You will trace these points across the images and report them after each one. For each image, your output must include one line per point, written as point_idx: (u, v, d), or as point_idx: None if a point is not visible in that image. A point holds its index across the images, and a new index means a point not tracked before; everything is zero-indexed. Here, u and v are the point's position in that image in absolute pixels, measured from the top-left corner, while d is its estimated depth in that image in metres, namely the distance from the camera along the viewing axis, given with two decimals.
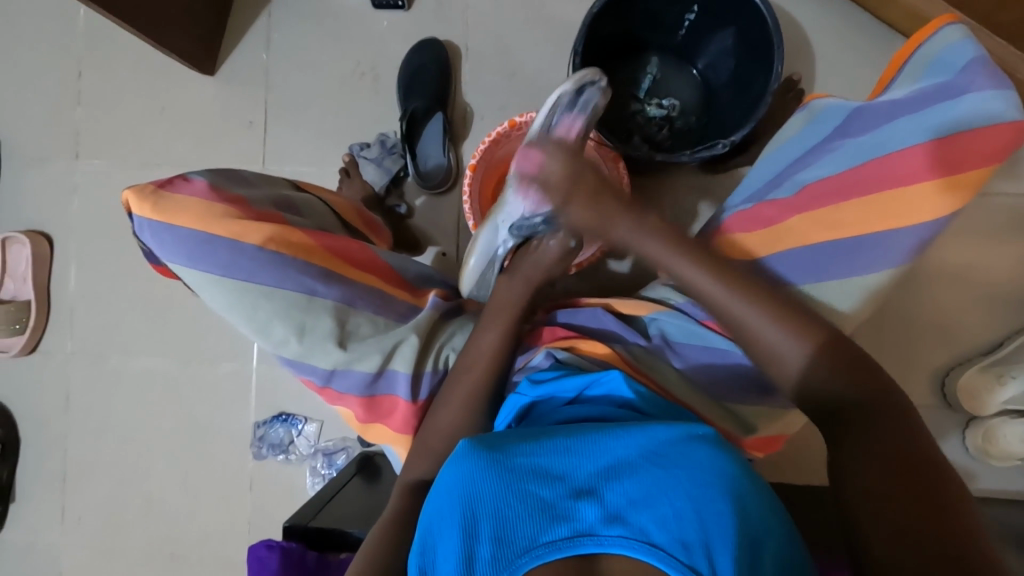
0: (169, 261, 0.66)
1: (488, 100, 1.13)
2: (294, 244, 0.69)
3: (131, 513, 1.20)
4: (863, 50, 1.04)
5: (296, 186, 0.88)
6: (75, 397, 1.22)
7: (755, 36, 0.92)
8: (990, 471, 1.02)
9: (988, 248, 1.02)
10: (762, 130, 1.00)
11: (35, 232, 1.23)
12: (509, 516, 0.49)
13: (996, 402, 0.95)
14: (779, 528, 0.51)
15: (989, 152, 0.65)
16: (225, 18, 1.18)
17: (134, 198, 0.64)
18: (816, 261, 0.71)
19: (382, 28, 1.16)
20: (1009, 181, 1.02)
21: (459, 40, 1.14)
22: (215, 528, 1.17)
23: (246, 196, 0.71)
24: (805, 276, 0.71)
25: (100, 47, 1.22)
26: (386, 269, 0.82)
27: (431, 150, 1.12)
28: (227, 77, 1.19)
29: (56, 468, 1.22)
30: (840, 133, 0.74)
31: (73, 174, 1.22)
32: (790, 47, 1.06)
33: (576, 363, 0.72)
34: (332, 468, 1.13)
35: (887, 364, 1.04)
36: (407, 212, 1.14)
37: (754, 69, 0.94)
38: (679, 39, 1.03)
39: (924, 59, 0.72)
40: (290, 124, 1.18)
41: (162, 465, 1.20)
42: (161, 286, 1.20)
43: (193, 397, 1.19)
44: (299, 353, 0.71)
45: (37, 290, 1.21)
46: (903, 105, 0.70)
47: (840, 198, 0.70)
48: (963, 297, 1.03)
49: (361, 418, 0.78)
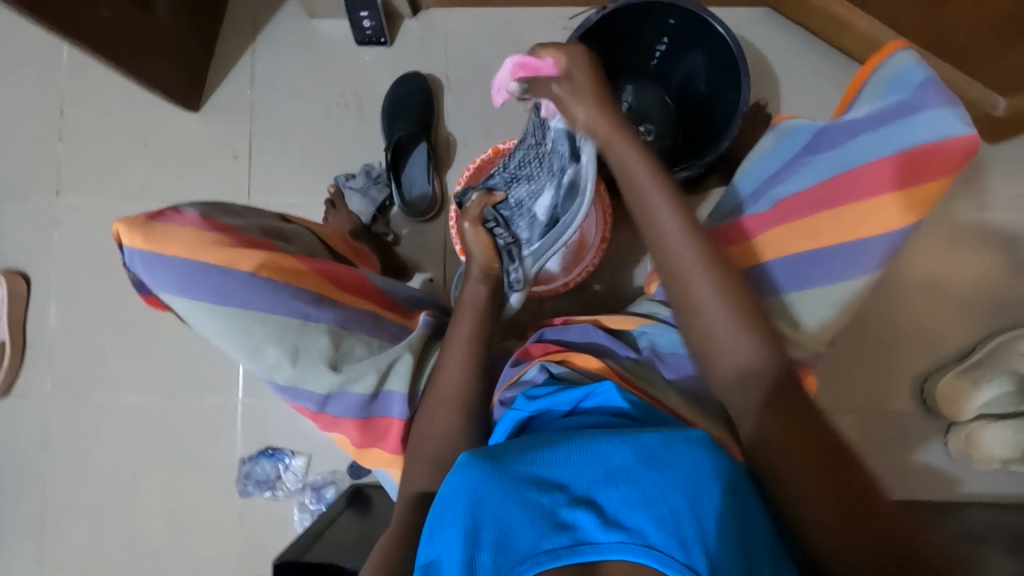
0: (160, 291, 0.66)
1: (471, 129, 1.17)
2: (286, 270, 0.70)
3: (110, 558, 1.15)
4: (823, 75, 1.11)
5: (283, 217, 0.88)
6: (52, 438, 1.17)
7: (725, 62, 0.98)
8: (973, 475, 1.04)
9: (951, 258, 1.07)
10: (734, 151, 1.05)
11: (13, 270, 1.20)
12: (510, 526, 0.49)
13: (974, 406, 0.99)
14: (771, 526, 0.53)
15: (947, 164, 0.67)
16: (210, 55, 1.20)
17: (124, 231, 0.63)
18: (797, 270, 0.75)
19: (365, 62, 1.19)
20: (967, 195, 1.08)
21: (441, 73, 1.18)
22: (200, 571, 1.13)
23: (236, 225, 0.72)
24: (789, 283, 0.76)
25: (83, 84, 1.23)
26: (375, 292, 0.84)
27: (416, 176, 1.14)
28: (212, 111, 1.21)
29: (29, 514, 1.17)
30: (810, 150, 0.78)
31: (53, 210, 1.21)
32: (755, 74, 1.12)
33: (570, 377, 0.73)
34: (321, 503, 1.11)
35: (868, 373, 1.08)
36: (394, 240, 1.15)
37: (725, 90, 0.99)
38: (652, 67, 1.08)
39: (882, 79, 0.74)
40: (276, 156, 1.19)
41: (143, 505, 1.15)
42: (144, 321, 1.18)
43: (177, 433, 1.16)
44: (291, 378, 0.70)
45: (13, 329, 1.17)
46: (865, 122, 0.73)
47: (811, 210, 0.75)
48: (932, 306, 1.07)
49: (357, 443, 0.77)
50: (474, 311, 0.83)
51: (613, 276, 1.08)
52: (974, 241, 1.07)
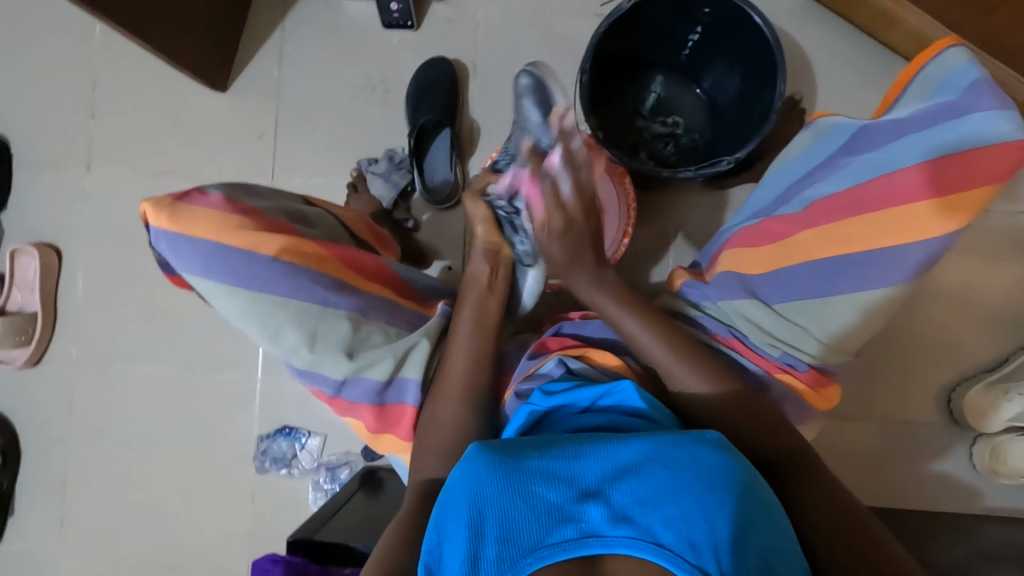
0: (185, 272, 0.66)
1: (495, 116, 1.15)
2: (308, 254, 0.70)
3: (132, 526, 1.19)
4: (862, 71, 1.06)
5: (306, 200, 0.89)
6: (78, 407, 1.21)
7: (760, 56, 0.95)
8: (998, 489, 1.01)
9: (989, 265, 1.03)
10: (765, 147, 1.02)
11: (45, 243, 1.23)
12: (516, 517, 0.49)
13: (1000, 420, 0.95)
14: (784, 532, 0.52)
15: (995, 171, 0.62)
16: (239, 35, 1.20)
17: (151, 210, 0.64)
18: (824, 278, 0.73)
19: (391, 45, 1.18)
20: (1010, 200, 1.03)
21: (467, 58, 1.17)
22: (216, 542, 1.16)
23: (261, 207, 0.72)
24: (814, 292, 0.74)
25: (115, 61, 1.24)
26: (395, 279, 0.84)
27: (438, 165, 1.13)
28: (238, 91, 1.21)
29: (57, 479, 1.21)
30: (847, 150, 0.75)
31: (85, 185, 1.23)
32: (791, 68, 1.08)
33: (587, 373, 0.72)
34: (334, 483, 1.13)
35: (892, 380, 1.05)
36: (414, 226, 1.14)
37: (758, 88, 0.96)
38: (684, 58, 1.05)
39: (930, 78, 0.71)
40: (299, 139, 1.19)
41: (164, 476, 1.19)
42: (169, 297, 1.21)
43: (198, 408, 1.18)
44: (310, 362, 0.71)
45: (44, 301, 1.21)
46: (908, 123, 0.70)
47: (845, 213, 0.72)
48: (966, 315, 1.04)
49: (372, 428, 0.78)
50: (480, 302, 0.82)
51: (633, 271, 1.06)
52: (1014, 249, 1.03)
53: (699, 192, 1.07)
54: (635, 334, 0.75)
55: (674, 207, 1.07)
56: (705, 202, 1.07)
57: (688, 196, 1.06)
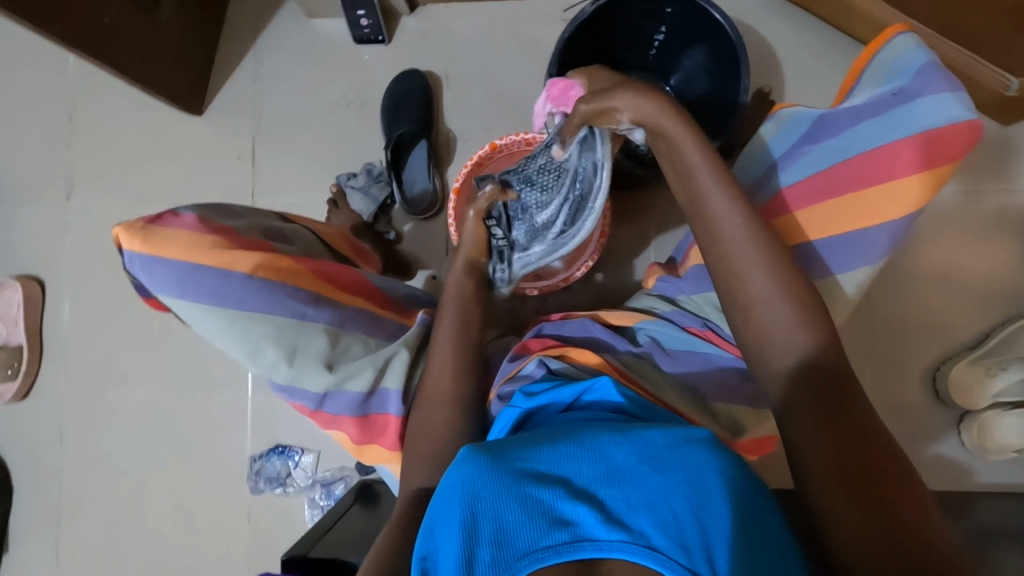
0: (160, 293, 0.67)
1: (471, 124, 1.17)
2: (283, 270, 0.71)
3: (128, 554, 1.18)
4: (826, 60, 1.08)
5: (283, 217, 0.89)
6: (69, 439, 1.21)
7: (724, 51, 0.97)
8: (988, 464, 1.02)
9: (963, 243, 1.05)
10: (737, 141, 1.03)
11: (27, 276, 1.23)
12: (509, 521, 0.48)
13: (987, 396, 0.97)
14: (782, 526, 0.54)
15: (951, 151, 0.66)
16: (212, 58, 1.21)
17: (124, 235, 0.65)
18: (846, 246, 0.72)
19: (364, 61, 1.20)
20: (979, 178, 1.05)
21: (440, 70, 1.18)
22: (213, 565, 1.15)
23: (235, 226, 0.72)
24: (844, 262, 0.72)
25: (91, 90, 1.25)
26: (373, 290, 0.85)
27: (417, 175, 1.14)
28: (215, 114, 1.22)
29: (50, 511, 1.20)
30: (808, 140, 0.76)
31: (65, 216, 1.24)
32: (758, 61, 1.10)
33: (568, 372, 0.73)
34: (330, 499, 1.13)
35: (878, 364, 1.06)
36: (396, 238, 1.15)
37: (726, 83, 0.98)
38: (652, 58, 1.06)
39: (881, 66, 0.73)
40: (277, 158, 1.20)
41: (158, 502, 1.18)
42: (155, 322, 1.21)
43: (190, 432, 1.18)
44: (291, 377, 0.71)
45: (29, 333, 1.21)
46: (864, 109, 0.71)
47: (814, 200, 0.73)
48: (945, 292, 1.05)
49: (356, 440, 0.78)
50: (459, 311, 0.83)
51: (616, 268, 1.07)
52: (986, 226, 1.05)
53: None
54: (721, 215, 0.66)
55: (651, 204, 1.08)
56: None
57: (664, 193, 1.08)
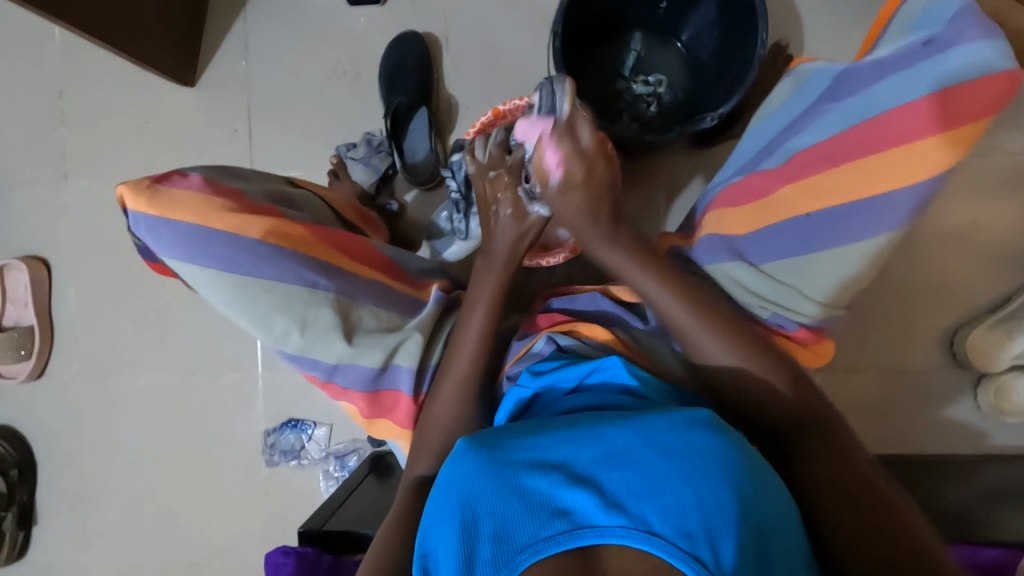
0: (167, 257, 0.65)
1: (472, 89, 1.12)
2: (294, 237, 0.69)
3: (152, 526, 1.21)
4: (847, 8, 1.02)
5: (290, 182, 0.87)
6: (86, 417, 1.23)
7: (736, 4, 0.91)
8: (1004, 427, 1.01)
9: (990, 200, 1.00)
10: (752, 99, 0.98)
11: (32, 257, 1.23)
12: (508, 514, 0.48)
13: (1004, 358, 0.94)
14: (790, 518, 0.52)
15: (981, 108, 0.60)
16: (201, 26, 1.16)
17: (129, 193, 0.62)
18: (808, 233, 0.72)
19: (359, 24, 1.14)
20: (1008, 132, 1.00)
21: (438, 31, 1.13)
22: (234, 534, 1.19)
23: (242, 189, 0.70)
24: (798, 248, 0.73)
25: (80, 63, 1.21)
26: (385, 261, 0.83)
27: (418, 143, 1.09)
28: (207, 85, 1.18)
29: (74, 486, 1.23)
30: (828, 98, 0.73)
31: (63, 194, 1.22)
32: (775, 12, 1.03)
33: (577, 349, 0.72)
34: (344, 471, 1.14)
35: (895, 327, 1.03)
36: (399, 209, 1.12)
37: (738, 39, 0.93)
38: (662, 13, 1.01)
39: (910, 12, 0.68)
40: (274, 129, 1.17)
41: (178, 476, 1.20)
42: (161, 301, 1.20)
43: (203, 408, 1.19)
44: (301, 347, 0.71)
45: (39, 314, 1.21)
46: (890, 62, 0.67)
47: (826, 164, 0.70)
48: (969, 253, 1.01)
49: (365, 414, 0.78)
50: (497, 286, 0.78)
51: (630, 235, 1.04)
52: (1013, 182, 1.00)
53: (688, 152, 1.04)
54: (654, 293, 0.70)
55: (662, 169, 1.04)
56: (694, 160, 1.04)
57: (676, 157, 1.04)
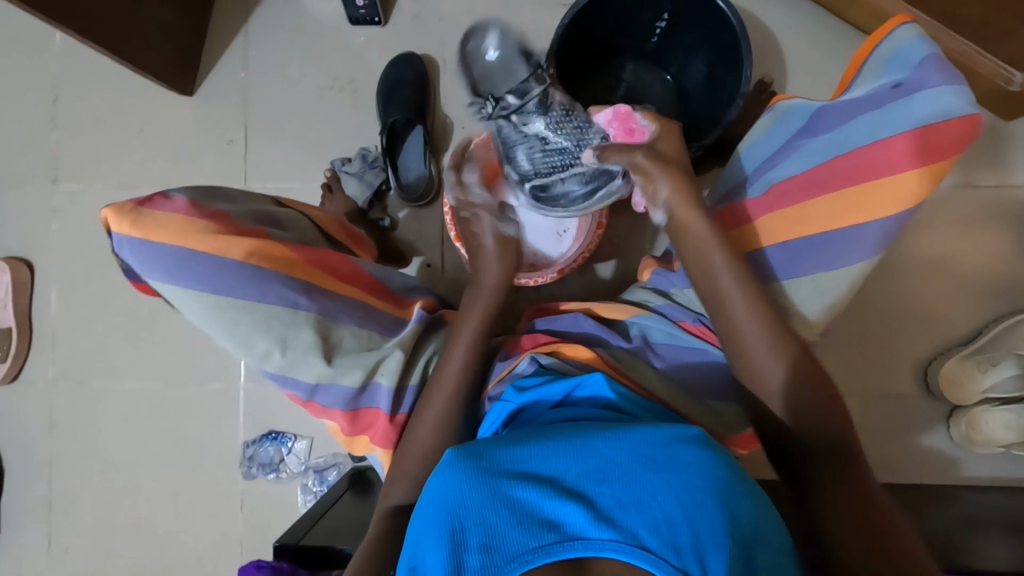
0: (150, 278, 0.66)
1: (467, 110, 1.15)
2: (277, 258, 0.69)
3: (122, 536, 1.18)
4: (829, 50, 1.07)
5: (277, 202, 0.88)
6: (61, 424, 1.20)
7: (724, 39, 0.95)
8: (977, 459, 1.03)
9: (961, 238, 1.04)
10: (737, 132, 1.02)
11: (15, 258, 1.21)
12: (497, 523, 0.48)
13: (977, 391, 0.98)
14: (780, 535, 0.53)
15: (950, 144, 0.64)
16: (202, 37, 1.18)
17: (113, 217, 0.63)
18: (829, 251, 0.72)
19: (359, 42, 1.17)
20: (979, 173, 1.05)
21: (436, 53, 1.16)
22: (206, 548, 1.16)
23: (226, 210, 0.71)
24: (817, 266, 0.72)
25: (78, 69, 1.22)
26: (371, 280, 0.83)
27: (412, 162, 1.12)
28: (206, 95, 1.20)
29: (43, 494, 1.20)
30: (805, 133, 0.75)
31: (53, 196, 1.21)
32: (760, 51, 1.08)
33: (559, 368, 0.73)
34: (323, 485, 1.13)
35: (871, 357, 1.06)
36: (391, 225, 1.14)
37: (726, 72, 0.96)
38: (652, 45, 1.05)
39: (882, 57, 0.72)
40: (270, 142, 1.18)
41: (152, 485, 1.18)
42: (145, 306, 1.19)
43: (182, 416, 1.18)
44: (283, 367, 0.71)
45: (18, 315, 1.19)
46: (862, 103, 0.70)
47: (806, 195, 0.72)
48: (941, 287, 1.05)
49: (346, 431, 0.79)
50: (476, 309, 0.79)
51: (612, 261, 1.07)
52: (984, 220, 1.04)
53: None
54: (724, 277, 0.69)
55: None
56: None
57: None
